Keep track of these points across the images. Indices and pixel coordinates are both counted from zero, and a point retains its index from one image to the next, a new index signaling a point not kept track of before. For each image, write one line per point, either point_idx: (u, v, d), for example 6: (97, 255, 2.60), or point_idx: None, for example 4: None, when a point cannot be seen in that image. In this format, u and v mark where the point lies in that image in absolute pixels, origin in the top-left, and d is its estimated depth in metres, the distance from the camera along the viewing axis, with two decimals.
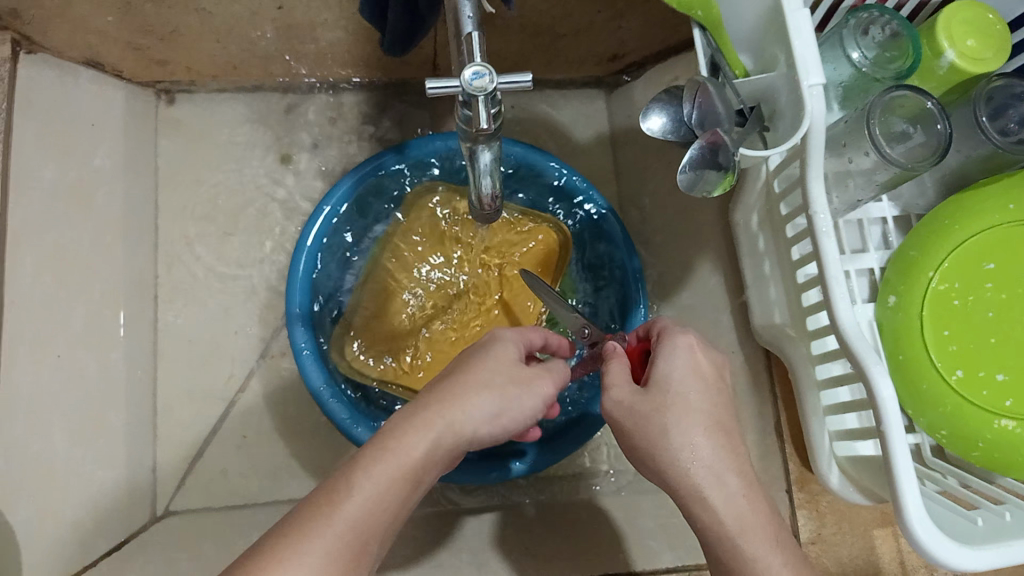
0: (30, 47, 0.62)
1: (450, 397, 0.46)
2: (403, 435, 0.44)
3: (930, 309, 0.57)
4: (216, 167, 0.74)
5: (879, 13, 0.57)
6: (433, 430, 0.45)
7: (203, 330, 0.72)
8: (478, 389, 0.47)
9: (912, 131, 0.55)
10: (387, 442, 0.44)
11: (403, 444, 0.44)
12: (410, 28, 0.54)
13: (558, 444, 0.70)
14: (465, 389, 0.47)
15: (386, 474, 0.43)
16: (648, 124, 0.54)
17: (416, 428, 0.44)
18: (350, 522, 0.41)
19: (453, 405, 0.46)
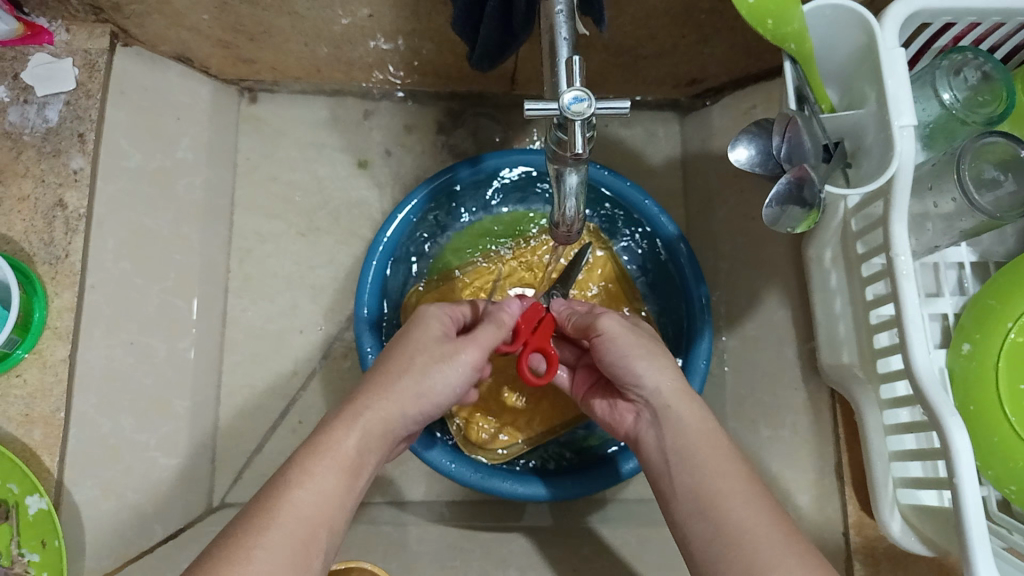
0: (126, 40, 0.64)
1: (379, 385, 0.48)
2: (332, 432, 0.46)
3: (1006, 361, 0.56)
4: (291, 166, 0.75)
5: (973, 55, 0.56)
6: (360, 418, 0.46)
7: (268, 325, 0.73)
8: (400, 379, 0.48)
9: (1003, 178, 0.53)
10: (316, 442, 0.45)
11: (332, 439, 0.45)
12: (503, 43, 0.54)
13: (561, 479, 0.67)
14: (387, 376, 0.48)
15: (325, 465, 0.44)
16: (735, 155, 0.53)
17: (348, 424, 0.46)
18: (296, 520, 0.41)
19: (384, 394, 0.47)
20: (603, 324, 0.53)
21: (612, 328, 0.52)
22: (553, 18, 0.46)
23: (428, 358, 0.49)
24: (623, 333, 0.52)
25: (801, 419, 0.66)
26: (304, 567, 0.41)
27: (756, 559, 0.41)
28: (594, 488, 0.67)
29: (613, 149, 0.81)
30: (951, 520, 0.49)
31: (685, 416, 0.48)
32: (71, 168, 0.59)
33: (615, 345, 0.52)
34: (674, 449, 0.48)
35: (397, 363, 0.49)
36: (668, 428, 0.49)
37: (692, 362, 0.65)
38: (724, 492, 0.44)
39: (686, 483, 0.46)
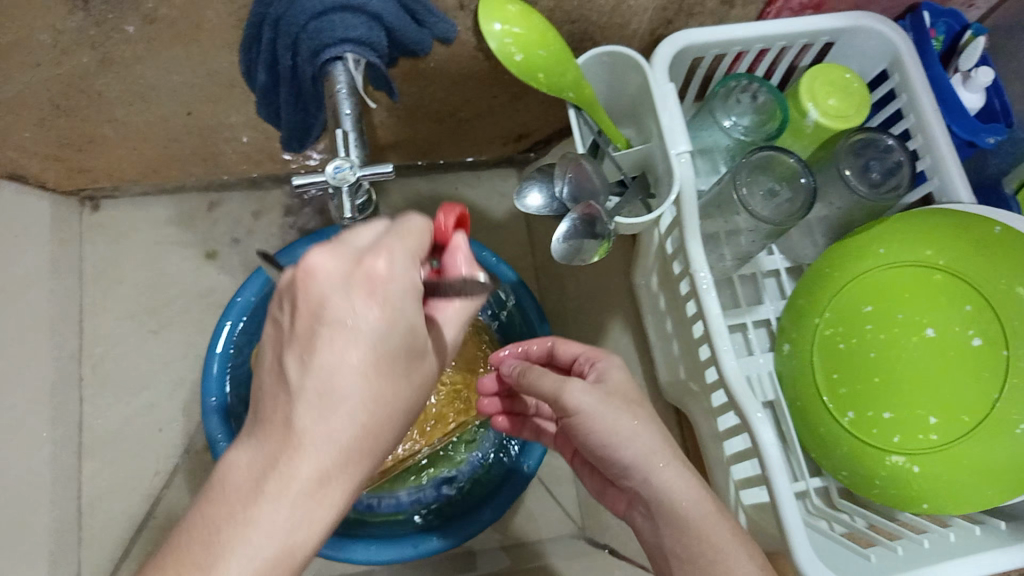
0: None
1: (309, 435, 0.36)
2: (258, 499, 0.35)
3: (820, 353, 0.59)
4: (140, 267, 0.76)
5: (748, 80, 0.60)
6: (285, 470, 0.35)
7: (130, 426, 0.73)
8: (340, 436, 0.36)
9: (778, 189, 0.57)
10: (241, 500, 0.35)
11: (258, 509, 0.34)
12: (305, 124, 0.59)
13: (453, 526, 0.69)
14: (326, 422, 0.36)
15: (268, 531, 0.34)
16: (527, 201, 0.58)
17: (273, 492, 0.35)
18: None
19: (313, 451, 0.36)
20: (574, 405, 0.48)
21: (585, 402, 0.48)
22: (336, 97, 0.51)
23: (367, 364, 0.37)
24: (597, 409, 0.48)
25: None
26: None
27: None
28: (478, 525, 0.69)
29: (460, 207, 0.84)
30: (773, 515, 0.52)
31: (682, 504, 0.45)
32: None
33: (592, 420, 0.48)
34: (675, 546, 0.46)
35: (333, 402, 0.36)
36: (662, 517, 0.47)
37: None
38: (728, 549, 0.44)
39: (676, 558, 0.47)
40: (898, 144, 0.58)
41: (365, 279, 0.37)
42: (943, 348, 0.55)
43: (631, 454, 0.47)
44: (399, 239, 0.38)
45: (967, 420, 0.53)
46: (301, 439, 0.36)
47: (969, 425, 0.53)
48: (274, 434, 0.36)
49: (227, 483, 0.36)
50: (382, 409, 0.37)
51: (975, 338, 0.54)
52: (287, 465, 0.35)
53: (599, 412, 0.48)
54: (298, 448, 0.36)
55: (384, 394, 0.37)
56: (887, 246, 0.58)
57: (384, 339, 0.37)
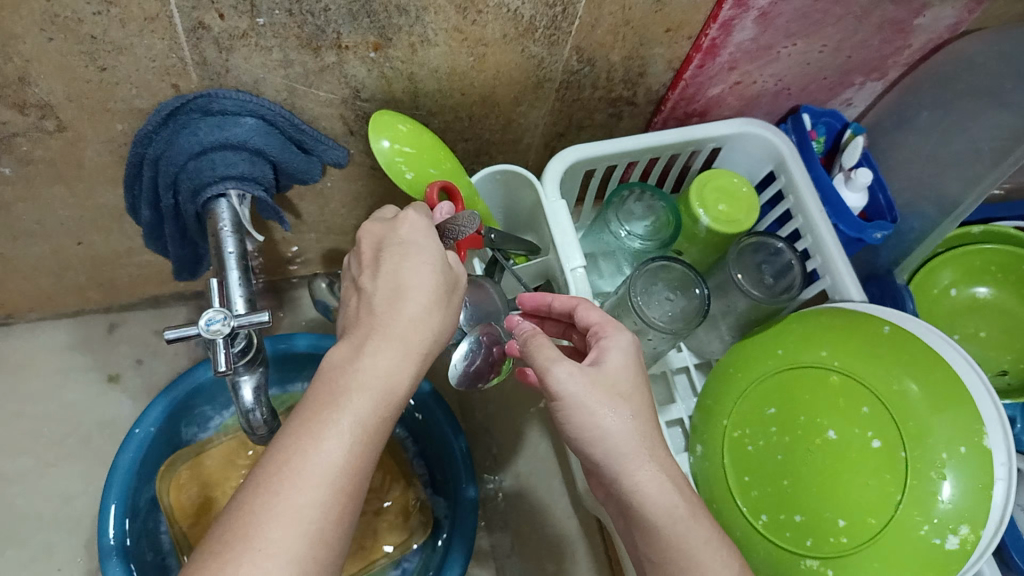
0: None
1: (349, 377, 0.39)
2: (318, 420, 0.38)
3: (730, 456, 0.60)
4: (35, 396, 0.72)
5: (639, 189, 0.62)
6: (363, 394, 0.39)
7: (21, 572, 0.66)
8: (413, 341, 0.41)
9: (673, 297, 0.58)
10: (309, 416, 0.38)
11: (311, 434, 0.37)
12: (194, 256, 0.58)
13: None
14: (377, 357, 0.40)
15: (329, 431, 0.37)
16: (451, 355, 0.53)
17: (325, 421, 0.37)
18: (302, 531, 0.35)
19: (357, 387, 0.39)
20: (560, 394, 0.43)
21: (574, 390, 0.43)
22: (218, 234, 0.51)
23: (425, 290, 0.42)
24: (586, 400, 0.43)
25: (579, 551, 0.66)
26: None
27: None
28: None
29: None
30: None
31: (652, 509, 0.42)
32: None
33: (574, 413, 0.43)
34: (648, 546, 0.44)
35: (387, 322, 0.41)
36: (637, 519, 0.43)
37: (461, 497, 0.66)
38: (703, 559, 0.42)
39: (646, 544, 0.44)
40: (786, 246, 0.60)
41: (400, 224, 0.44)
42: (844, 450, 0.55)
43: (603, 454, 0.43)
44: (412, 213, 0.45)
45: (874, 523, 0.53)
46: (348, 376, 0.39)
47: (875, 528, 0.53)
48: (361, 324, 0.42)
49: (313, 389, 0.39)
50: (438, 297, 0.43)
51: (874, 440, 0.54)
52: (378, 332, 0.41)
53: (581, 407, 0.43)
54: (344, 387, 0.39)
55: (431, 286, 0.42)
56: (784, 346, 0.59)
57: (433, 254, 0.43)
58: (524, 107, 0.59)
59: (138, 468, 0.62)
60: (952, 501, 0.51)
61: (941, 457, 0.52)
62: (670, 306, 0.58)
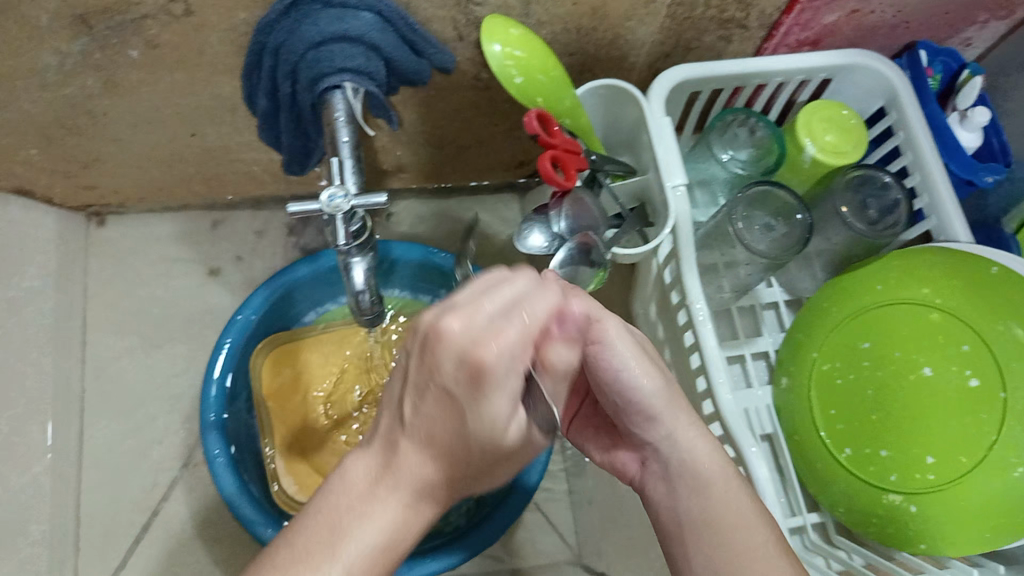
0: None
1: (356, 510, 0.34)
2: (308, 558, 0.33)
3: (817, 388, 0.60)
4: (142, 282, 0.76)
5: (744, 114, 0.62)
6: (357, 548, 0.33)
7: (126, 443, 0.72)
8: (433, 481, 0.34)
9: (775, 224, 0.58)
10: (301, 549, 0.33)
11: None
12: (305, 151, 0.60)
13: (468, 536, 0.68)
14: (390, 498, 0.34)
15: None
16: (528, 243, 0.56)
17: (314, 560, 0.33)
18: None
19: (363, 524, 0.34)
20: (609, 367, 0.43)
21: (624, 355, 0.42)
22: (334, 124, 0.52)
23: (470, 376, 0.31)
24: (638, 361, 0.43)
25: None
26: None
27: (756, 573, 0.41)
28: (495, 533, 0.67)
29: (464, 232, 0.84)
30: None
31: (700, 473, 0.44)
32: None
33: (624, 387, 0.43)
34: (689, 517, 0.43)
35: (426, 424, 0.33)
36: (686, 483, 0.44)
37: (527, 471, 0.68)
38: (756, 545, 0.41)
39: (693, 510, 0.43)
40: (895, 181, 0.59)
41: (445, 344, 0.31)
42: (940, 389, 0.55)
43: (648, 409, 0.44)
44: (506, 286, 0.32)
45: (965, 461, 0.53)
46: (357, 514, 0.34)
47: (966, 466, 0.53)
48: (386, 438, 0.35)
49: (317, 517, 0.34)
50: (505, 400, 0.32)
51: (974, 378, 0.54)
52: (401, 461, 0.34)
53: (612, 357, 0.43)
54: (346, 519, 0.34)
55: (495, 411, 0.32)
56: (883, 282, 0.59)
57: (496, 345, 0.31)
58: (633, 22, 0.58)
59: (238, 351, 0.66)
60: None
61: None
62: (767, 229, 0.58)
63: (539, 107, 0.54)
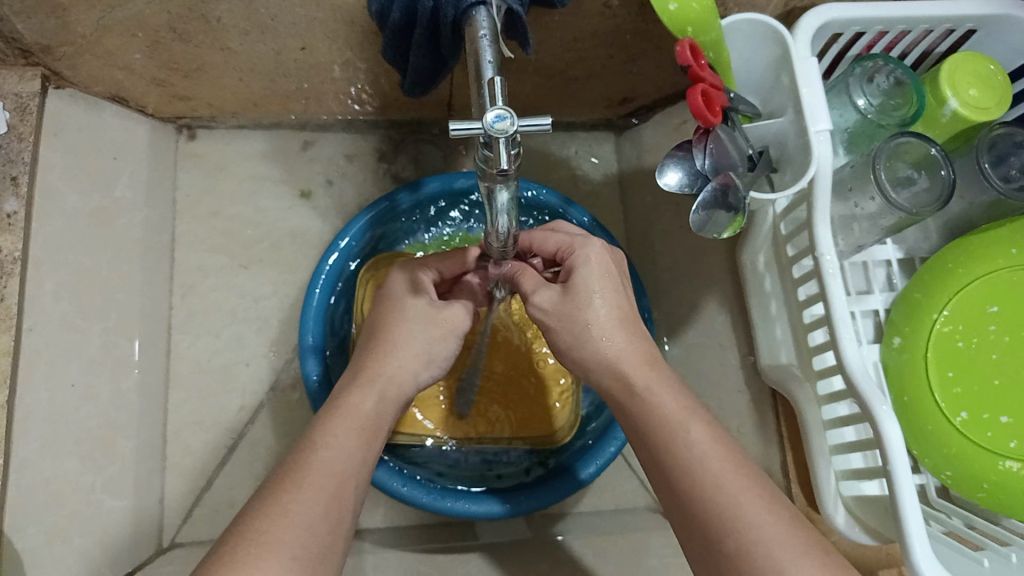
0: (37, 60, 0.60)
1: (376, 358, 0.54)
2: (350, 397, 0.51)
3: (935, 351, 0.57)
4: (233, 200, 0.76)
5: (884, 62, 0.59)
6: (398, 365, 0.54)
7: (215, 360, 0.74)
8: (423, 370, 0.55)
9: (917, 176, 0.56)
10: (338, 406, 0.50)
11: (335, 438, 0.48)
12: (432, 70, 0.57)
13: (528, 494, 0.70)
14: (395, 345, 0.54)
15: (346, 426, 0.49)
16: (665, 180, 0.55)
17: (362, 390, 0.52)
18: (327, 469, 0.46)
19: (385, 363, 0.53)
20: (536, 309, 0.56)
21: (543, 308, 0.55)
22: (477, 42, 0.48)
23: (428, 320, 0.56)
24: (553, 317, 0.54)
25: (744, 422, 0.69)
26: (338, 517, 0.44)
27: (779, 558, 0.42)
28: (554, 495, 0.71)
29: (553, 168, 0.83)
30: (890, 506, 0.51)
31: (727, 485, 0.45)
32: (6, 212, 0.60)
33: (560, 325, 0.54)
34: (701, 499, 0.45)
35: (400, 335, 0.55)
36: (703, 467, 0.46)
37: (604, 445, 0.73)
38: (769, 541, 0.43)
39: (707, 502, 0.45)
40: None
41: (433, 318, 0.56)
42: None
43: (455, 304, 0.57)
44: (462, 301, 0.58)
45: None
46: (372, 358, 0.53)
47: None
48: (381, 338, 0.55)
49: (327, 415, 0.50)
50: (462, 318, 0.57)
51: None
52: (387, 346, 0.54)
53: (580, 342, 0.53)
54: (373, 362, 0.53)
55: (453, 318, 0.57)
56: (1019, 247, 0.58)
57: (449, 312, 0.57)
58: None
59: (337, 274, 0.69)
60: None
61: None
62: (904, 171, 0.56)
63: (689, 37, 0.51)
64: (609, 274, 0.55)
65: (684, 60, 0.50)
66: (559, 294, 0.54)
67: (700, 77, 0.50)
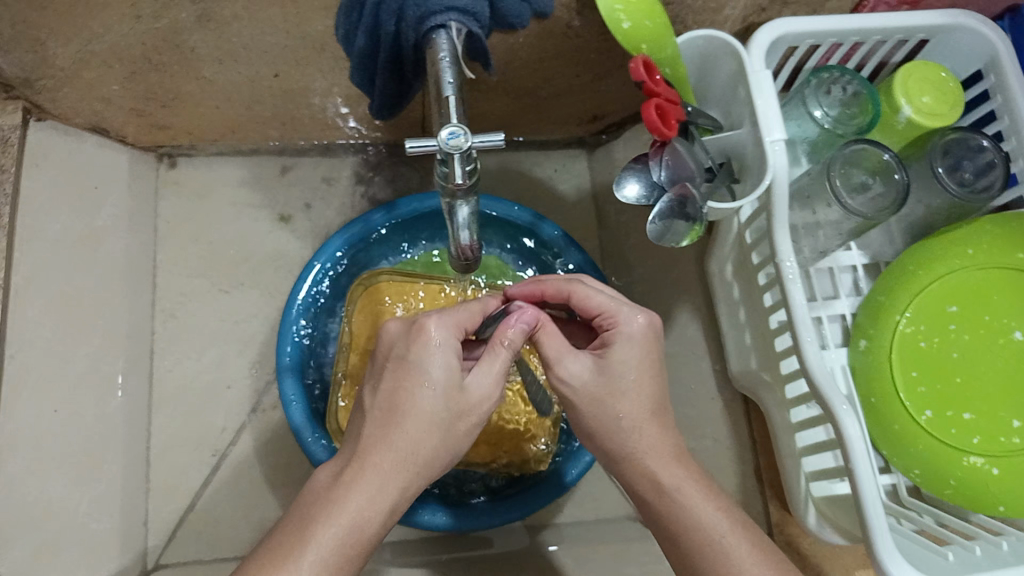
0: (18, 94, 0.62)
1: (377, 446, 0.48)
2: (336, 496, 0.46)
3: (900, 352, 0.57)
4: (214, 225, 0.78)
5: (840, 73, 0.61)
6: (392, 455, 0.47)
7: (197, 382, 0.75)
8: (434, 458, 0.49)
9: (872, 182, 0.57)
10: (321, 507, 0.46)
11: (309, 550, 0.44)
12: (398, 93, 0.59)
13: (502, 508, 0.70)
14: (397, 434, 0.48)
15: (322, 532, 0.45)
16: (624, 192, 0.57)
17: (355, 487, 0.46)
18: None
19: (385, 455, 0.47)
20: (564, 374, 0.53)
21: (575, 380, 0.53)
22: (438, 65, 0.51)
23: (440, 399, 0.49)
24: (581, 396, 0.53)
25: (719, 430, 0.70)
26: None
27: None
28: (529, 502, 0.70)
29: (528, 186, 0.85)
30: (853, 505, 0.52)
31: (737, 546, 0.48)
32: None
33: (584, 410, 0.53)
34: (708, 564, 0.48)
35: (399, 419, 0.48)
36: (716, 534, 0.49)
37: (577, 456, 0.73)
38: None
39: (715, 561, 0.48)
40: (992, 145, 0.58)
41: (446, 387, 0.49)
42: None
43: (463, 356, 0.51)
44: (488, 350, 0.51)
45: None
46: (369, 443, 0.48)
47: None
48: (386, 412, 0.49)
49: (307, 517, 0.46)
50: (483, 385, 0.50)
51: None
52: (390, 433, 0.48)
53: (609, 433, 0.52)
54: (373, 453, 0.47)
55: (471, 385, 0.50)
56: (975, 247, 0.58)
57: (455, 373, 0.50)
58: None
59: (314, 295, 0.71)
60: None
61: None
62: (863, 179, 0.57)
63: (643, 53, 0.53)
64: (647, 360, 0.53)
65: (637, 75, 0.52)
66: (595, 372, 0.52)
67: (654, 90, 0.52)
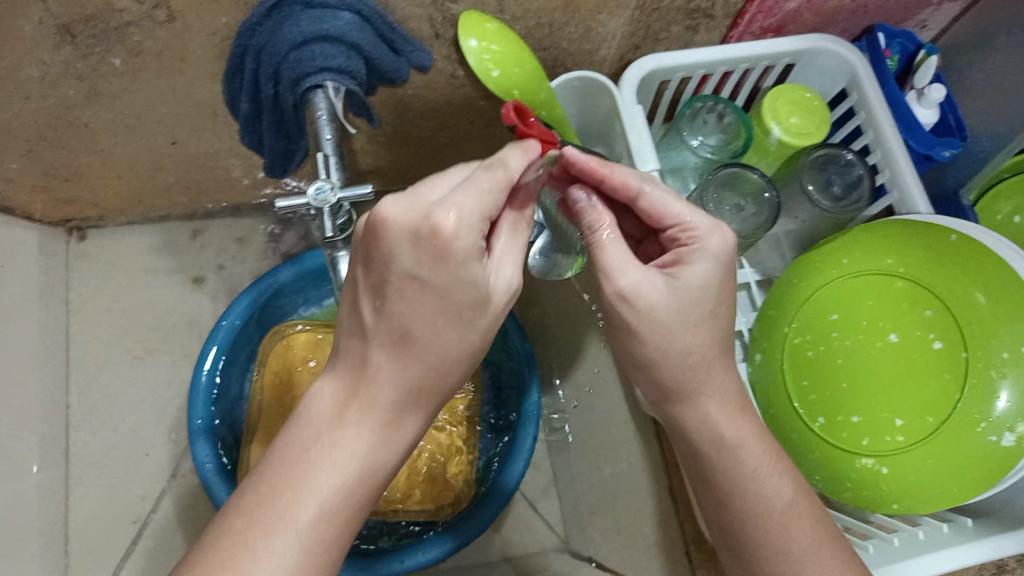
0: None
1: (344, 414, 0.40)
2: (310, 473, 0.39)
3: (790, 365, 0.61)
4: (128, 294, 0.79)
5: (712, 101, 0.63)
6: (371, 423, 0.40)
7: (114, 452, 0.75)
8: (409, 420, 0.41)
9: (744, 204, 0.60)
10: (285, 487, 0.38)
11: (282, 537, 0.37)
12: (286, 152, 0.62)
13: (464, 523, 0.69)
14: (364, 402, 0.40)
15: (291, 517, 0.38)
16: None
17: (326, 464, 0.39)
18: None
19: (354, 422, 0.40)
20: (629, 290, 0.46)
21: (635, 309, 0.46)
22: (317, 123, 0.53)
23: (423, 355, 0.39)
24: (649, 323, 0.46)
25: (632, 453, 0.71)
26: None
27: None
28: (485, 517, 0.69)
29: None
30: None
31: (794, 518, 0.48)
32: None
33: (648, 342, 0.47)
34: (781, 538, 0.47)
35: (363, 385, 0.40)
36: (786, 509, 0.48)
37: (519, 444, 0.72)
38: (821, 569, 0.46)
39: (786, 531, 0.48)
40: (858, 159, 0.61)
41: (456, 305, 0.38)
42: (905, 353, 0.57)
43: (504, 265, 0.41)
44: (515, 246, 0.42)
45: (932, 421, 0.55)
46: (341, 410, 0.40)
47: (932, 426, 0.55)
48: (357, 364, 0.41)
49: (271, 498, 0.38)
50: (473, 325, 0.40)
51: (936, 342, 0.56)
52: (365, 390, 0.40)
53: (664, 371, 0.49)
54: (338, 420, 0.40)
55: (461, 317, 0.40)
56: (850, 257, 0.60)
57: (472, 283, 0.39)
58: (604, 14, 0.58)
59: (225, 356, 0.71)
60: (1010, 403, 0.52)
61: (1002, 356, 0.53)
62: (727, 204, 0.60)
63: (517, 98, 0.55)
64: (721, 283, 0.47)
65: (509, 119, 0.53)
66: (669, 294, 0.46)
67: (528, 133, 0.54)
